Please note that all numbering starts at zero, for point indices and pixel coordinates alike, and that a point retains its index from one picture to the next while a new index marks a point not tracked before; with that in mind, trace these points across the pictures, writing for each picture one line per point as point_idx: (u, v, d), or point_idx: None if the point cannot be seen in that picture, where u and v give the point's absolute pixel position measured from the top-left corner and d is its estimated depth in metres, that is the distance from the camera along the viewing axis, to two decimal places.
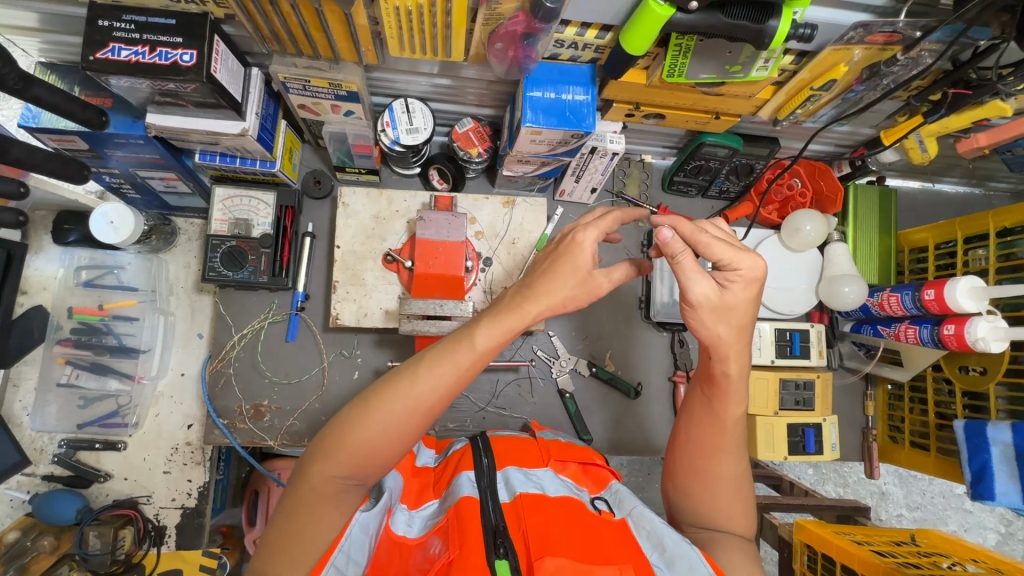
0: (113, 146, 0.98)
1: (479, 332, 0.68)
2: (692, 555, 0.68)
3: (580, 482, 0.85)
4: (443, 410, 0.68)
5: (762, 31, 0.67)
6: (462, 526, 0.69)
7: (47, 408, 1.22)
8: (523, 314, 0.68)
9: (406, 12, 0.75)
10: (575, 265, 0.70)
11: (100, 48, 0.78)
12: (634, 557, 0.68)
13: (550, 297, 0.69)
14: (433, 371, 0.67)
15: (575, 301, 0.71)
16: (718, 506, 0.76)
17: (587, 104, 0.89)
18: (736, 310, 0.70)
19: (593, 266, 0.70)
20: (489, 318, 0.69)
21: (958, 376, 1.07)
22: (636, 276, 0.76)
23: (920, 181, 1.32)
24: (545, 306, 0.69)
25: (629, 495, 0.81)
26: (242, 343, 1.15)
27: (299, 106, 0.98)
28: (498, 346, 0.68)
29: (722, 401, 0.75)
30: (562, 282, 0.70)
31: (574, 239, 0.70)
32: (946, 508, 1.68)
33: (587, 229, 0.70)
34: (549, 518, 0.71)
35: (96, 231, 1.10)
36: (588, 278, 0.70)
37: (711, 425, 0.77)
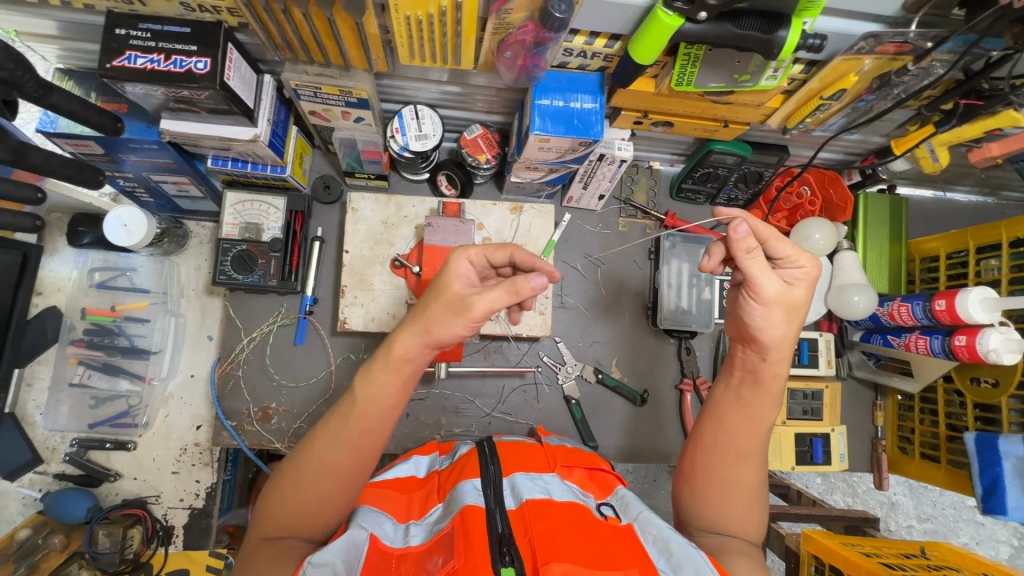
0: (128, 151, 1.00)
1: (364, 376, 0.71)
2: (699, 560, 0.67)
3: (586, 487, 0.84)
4: (358, 460, 0.72)
5: (770, 41, 0.67)
6: (467, 535, 0.69)
7: (59, 408, 1.24)
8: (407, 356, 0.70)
9: (417, 22, 0.75)
10: (445, 294, 0.69)
11: (116, 56, 0.79)
12: (640, 560, 0.68)
13: (418, 328, 0.68)
14: (340, 425, 0.71)
15: (445, 327, 0.67)
16: (731, 511, 0.76)
17: (595, 112, 0.89)
18: (797, 308, 0.73)
19: (465, 287, 0.69)
20: (369, 364, 0.71)
21: (969, 388, 1.06)
22: (528, 296, 0.66)
23: (931, 189, 1.31)
24: (421, 341, 0.69)
25: (635, 501, 0.81)
26: (250, 346, 1.16)
27: (310, 113, 0.99)
28: (392, 385, 0.70)
29: (756, 403, 0.77)
30: (439, 315, 0.68)
31: (445, 268, 0.70)
32: (957, 520, 1.66)
33: (463, 256, 0.71)
34: (555, 524, 0.71)
35: (109, 234, 1.11)
36: (462, 299, 0.67)
37: (741, 431, 0.77)
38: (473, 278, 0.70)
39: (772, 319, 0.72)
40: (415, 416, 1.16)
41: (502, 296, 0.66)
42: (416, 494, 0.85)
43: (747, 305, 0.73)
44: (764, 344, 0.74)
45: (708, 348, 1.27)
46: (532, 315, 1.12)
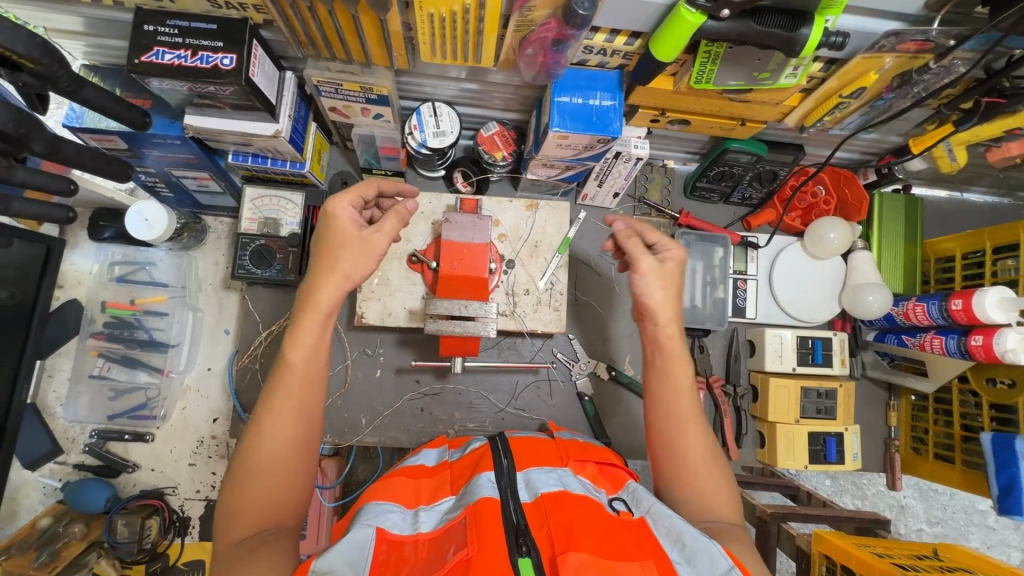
0: (151, 146, 1.01)
1: (287, 348, 0.76)
2: (713, 549, 0.68)
3: (598, 482, 0.85)
4: (308, 421, 0.75)
5: (792, 39, 0.68)
6: (481, 524, 0.69)
7: (79, 400, 1.26)
8: (317, 304, 0.77)
9: (440, 19, 0.76)
10: (341, 240, 0.79)
11: (145, 52, 0.81)
12: (655, 553, 0.68)
13: (331, 275, 0.77)
14: (278, 395, 0.74)
15: (360, 267, 0.79)
16: (703, 491, 0.80)
17: (614, 109, 0.90)
18: (670, 278, 0.87)
19: (358, 231, 0.80)
20: (289, 332, 0.76)
21: (985, 389, 1.06)
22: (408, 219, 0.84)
23: (947, 189, 1.31)
24: (334, 287, 0.78)
25: (647, 495, 0.81)
26: (267, 340, 1.17)
27: (330, 109, 1.01)
28: (312, 345, 0.77)
29: (672, 368, 0.87)
30: (351, 261, 0.79)
31: (327, 218, 0.80)
32: (968, 524, 1.65)
33: (342, 202, 0.80)
34: (571, 515, 0.72)
35: (131, 228, 1.13)
36: (364, 240, 0.79)
37: (672, 399, 0.85)
38: (362, 221, 0.82)
39: (658, 291, 0.87)
40: (429, 411, 1.17)
41: (395, 223, 0.82)
42: (426, 480, 0.87)
43: (636, 280, 0.88)
44: (658, 317, 0.88)
45: (721, 346, 1.27)
46: (546, 311, 1.13)
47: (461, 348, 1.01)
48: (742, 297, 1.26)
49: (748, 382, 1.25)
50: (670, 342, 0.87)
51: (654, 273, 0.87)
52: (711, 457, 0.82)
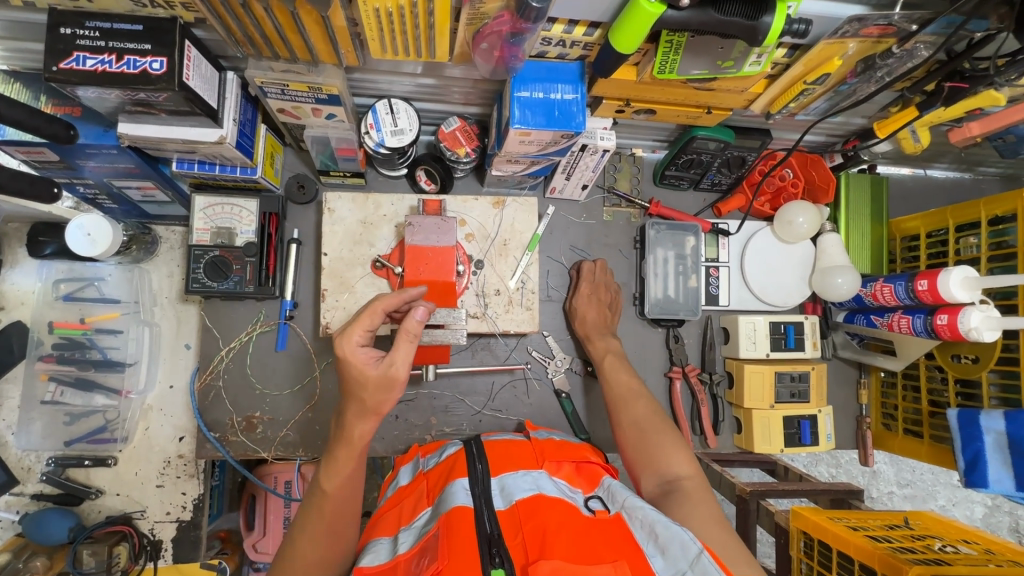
0: (86, 157, 0.94)
1: (323, 478, 0.80)
2: (683, 535, 0.67)
3: (574, 482, 0.83)
4: (337, 551, 0.79)
5: (754, 27, 0.65)
6: (452, 536, 0.67)
7: (32, 426, 1.19)
8: (348, 442, 0.80)
9: (386, 13, 0.71)
10: (359, 380, 0.76)
11: (63, 58, 0.74)
12: (628, 551, 0.66)
13: (359, 413, 0.78)
14: (307, 527, 0.79)
15: (389, 402, 0.78)
16: (656, 451, 0.87)
17: (577, 103, 0.86)
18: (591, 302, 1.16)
19: (374, 366, 0.76)
20: (327, 463, 0.81)
21: (951, 365, 1.08)
22: (418, 330, 0.76)
23: (910, 167, 1.31)
24: (366, 422, 0.79)
25: (623, 489, 0.80)
26: (230, 355, 1.12)
27: (279, 111, 0.95)
28: (343, 477, 0.80)
29: (600, 355, 1.10)
30: (374, 395, 0.77)
31: (346, 365, 0.76)
32: (935, 484, 1.70)
33: (349, 346, 0.76)
34: (546, 519, 0.69)
35: (73, 244, 1.06)
36: (385, 378, 0.75)
37: (611, 383, 1.04)
38: (377, 354, 0.77)
39: (583, 314, 1.15)
40: (404, 418, 1.15)
41: (409, 348, 0.77)
42: (406, 501, 0.84)
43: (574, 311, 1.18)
44: (580, 333, 1.15)
45: (696, 335, 1.27)
46: (519, 311, 1.11)
47: (433, 355, 0.98)
48: (715, 286, 1.25)
49: (724, 369, 1.25)
50: (593, 347, 1.12)
51: (582, 300, 1.16)
52: (653, 421, 0.93)
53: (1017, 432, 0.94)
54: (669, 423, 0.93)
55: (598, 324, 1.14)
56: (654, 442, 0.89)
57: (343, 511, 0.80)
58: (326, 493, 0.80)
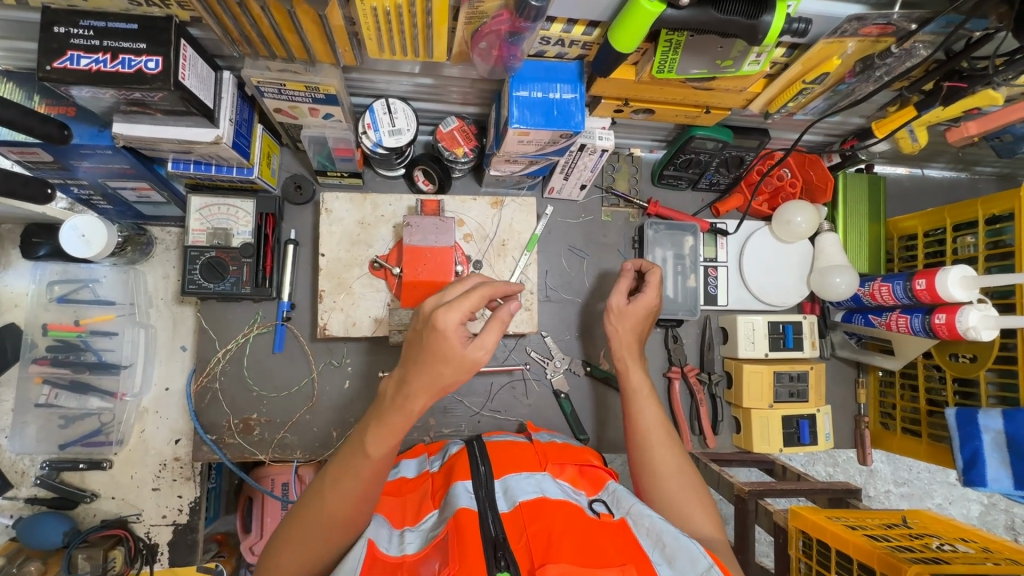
0: (80, 158, 0.93)
1: (369, 439, 0.71)
2: (691, 547, 0.66)
3: (577, 485, 0.83)
4: (361, 515, 0.73)
5: (754, 27, 0.65)
6: (461, 537, 0.67)
7: (26, 430, 1.18)
8: (405, 413, 0.69)
9: (384, 13, 0.71)
10: (446, 357, 0.67)
11: (57, 57, 0.73)
12: (634, 556, 0.66)
13: (428, 386, 0.68)
14: (338, 484, 0.72)
15: (459, 382, 0.70)
16: (685, 511, 0.82)
17: (575, 102, 0.86)
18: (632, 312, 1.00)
19: (467, 346, 0.67)
20: (378, 424, 0.70)
21: (948, 364, 1.09)
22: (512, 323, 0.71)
23: (908, 167, 1.32)
24: (429, 397, 0.69)
25: (627, 494, 0.78)
26: (226, 356, 1.11)
27: (275, 111, 0.94)
28: (391, 446, 0.71)
29: (630, 375, 0.96)
30: (452, 375, 0.68)
31: (435, 336, 0.66)
32: (932, 482, 1.71)
33: (447, 316, 0.66)
34: (551, 523, 0.69)
35: (67, 246, 1.05)
36: (474, 361, 0.68)
37: (639, 413, 0.92)
38: (468, 332, 0.69)
39: (624, 324, 0.99)
40: None
41: (497, 335, 0.70)
42: (410, 497, 0.84)
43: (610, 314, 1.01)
44: (619, 345, 0.98)
45: (694, 335, 1.27)
46: (518, 311, 1.10)
47: None
48: (713, 286, 1.25)
49: (723, 368, 1.25)
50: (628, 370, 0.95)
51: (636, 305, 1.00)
52: (683, 473, 0.86)
53: (1015, 431, 0.94)
54: (696, 475, 0.87)
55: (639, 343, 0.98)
56: (683, 500, 0.84)
57: (381, 477, 0.72)
58: (370, 458, 0.71)
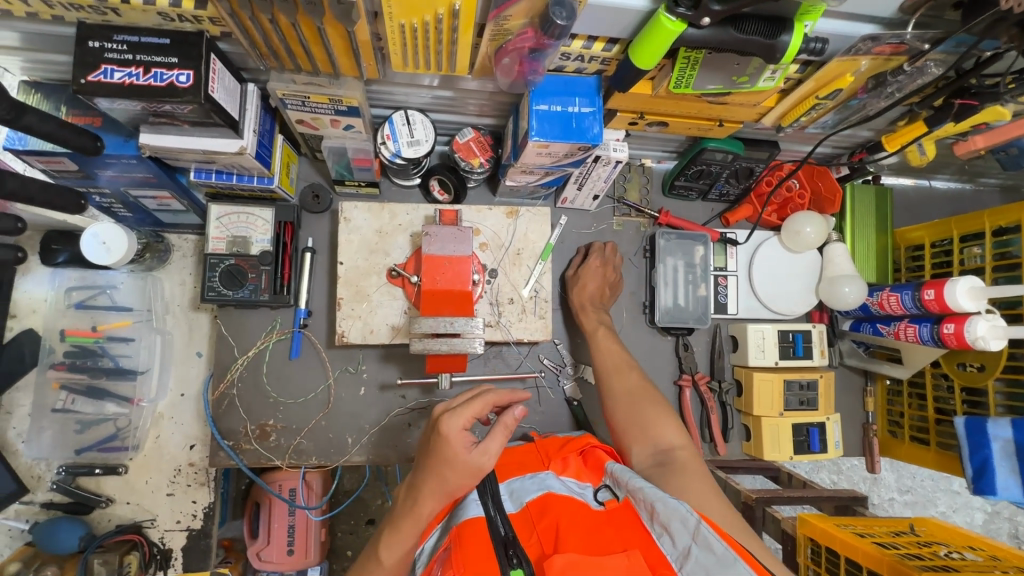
0: (105, 167, 0.95)
1: (382, 547, 0.76)
2: (682, 509, 0.66)
3: (581, 478, 0.83)
4: None
5: (773, 46, 0.67)
6: (466, 544, 0.66)
7: (43, 435, 1.18)
8: (415, 517, 0.74)
9: (412, 29, 0.73)
10: (447, 459, 0.71)
11: (91, 70, 0.75)
12: (637, 539, 0.67)
13: (435, 491, 0.72)
14: None
15: (466, 488, 0.73)
16: (648, 426, 0.94)
17: (593, 116, 0.88)
18: (586, 280, 1.17)
19: (469, 451, 0.72)
20: (390, 533, 0.76)
21: (956, 373, 1.10)
22: (517, 427, 0.74)
23: (913, 178, 1.34)
24: (437, 501, 0.73)
25: (626, 472, 0.79)
26: (244, 363, 1.12)
27: (297, 122, 0.96)
28: (404, 553, 0.75)
29: (587, 324, 1.14)
30: (457, 479, 0.72)
31: (439, 440, 0.72)
32: (936, 490, 1.72)
33: (452, 421, 0.73)
34: (557, 516, 0.71)
35: (88, 253, 1.07)
36: (475, 467, 0.71)
37: (602, 354, 1.09)
38: (473, 439, 0.74)
39: (580, 287, 1.17)
40: (417, 426, 1.15)
41: (501, 441, 0.73)
42: None
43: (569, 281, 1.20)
44: (574, 304, 1.17)
45: (704, 344, 1.28)
46: (532, 319, 1.12)
47: (449, 365, 0.99)
48: (723, 294, 1.27)
49: (733, 377, 1.27)
50: (585, 318, 1.15)
51: (589, 273, 1.17)
52: (641, 393, 1.00)
53: (1023, 438, 0.96)
54: (657, 397, 1.00)
55: (594, 300, 1.16)
56: (647, 416, 0.95)
57: None
58: (383, 566, 0.76)
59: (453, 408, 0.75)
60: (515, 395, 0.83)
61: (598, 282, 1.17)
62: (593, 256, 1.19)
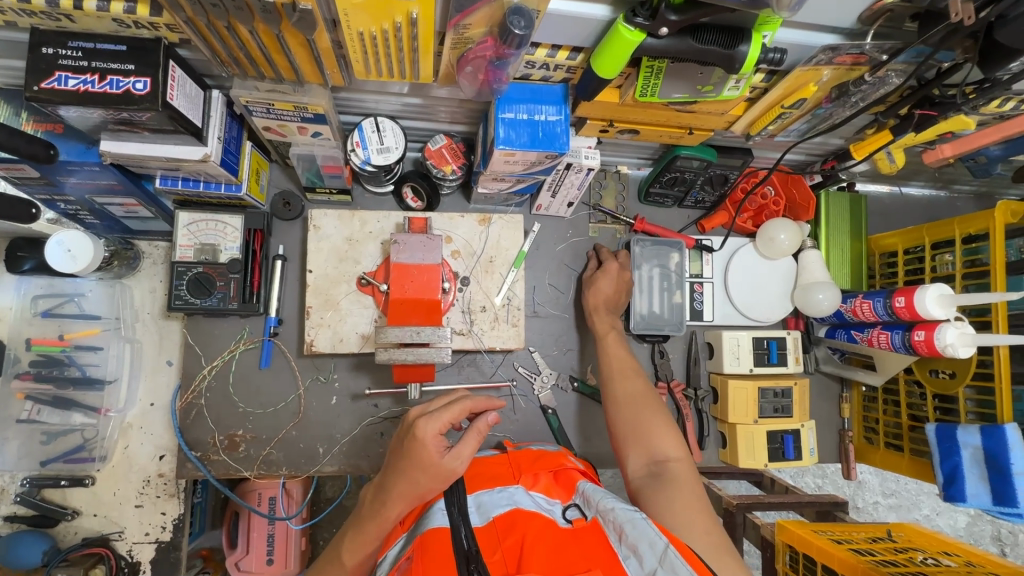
0: (67, 174, 0.93)
1: (344, 549, 0.77)
2: (650, 530, 0.65)
3: (551, 493, 0.81)
4: None
5: (732, 56, 0.67)
6: (429, 556, 0.65)
7: (7, 446, 1.16)
8: (381, 521, 0.74)
9: (372, 38, 0.72)
10: (421, 463, 0.71)
11: (45, 77, 0.73)
12: (603, 559, 0.65)
13: (405, 493, 0.72)
14: None
15: (435, 491, 0.74)
16: (647, 432, 0.91)
17: (560, 124, 0.87)
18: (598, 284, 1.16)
19: (443, 456, 0.72)
20: (353, 535, 0.77)
21: (929, 379, 1.10)
22: (489, 433, 0.76)
23: (888, 185, 1.35)
24: (405, 505, 0.73)
25: (598, 491, 0.78)
26: (212, 372, 1.11)
27: (264, 129, 0.95)
28: (365, 555, 0.76)
29: (597, 322, 1.14)
30: (427, 483, 0.72)
31: (414, 443, 0.72)
32: (919, 494, 1.72)
33: (428, 424, 0.73)
34: (523, 533, 0.69)
35: (53, 261, 1.05)
36: (446, 471, 0.71)
37: (611, 356, 1.07)
38: (446, 444, 0.74)
39: (593, 290, 1.16)
40: (390, 435, 1.13)
41: (474, 446, 0.75)
42: None
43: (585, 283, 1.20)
44: (588, 305, 1.17)
45: (680, 350, 1.28)
46: (505, 327, 1.11)
47: (417, 374, 0.98)
48: (699, 301, 1.26)
49: (709, 384, 1.26)
50: (596, 321, 1.14)
51: (602, 275, 1.17)
52: (644, 398, 0.97)
53: (992, 447, 0.96)
54: (659, 404, 0.97)
55: (610, 303, 1.15)
56: (646, 424, 0.92)
57: None
58: (346, 566, 0.77)
59: (430, 412, 0.75)
60: (490, 403, 0.84)
61: (614, 287, 1.16)
62: (606, 259, 1.19)
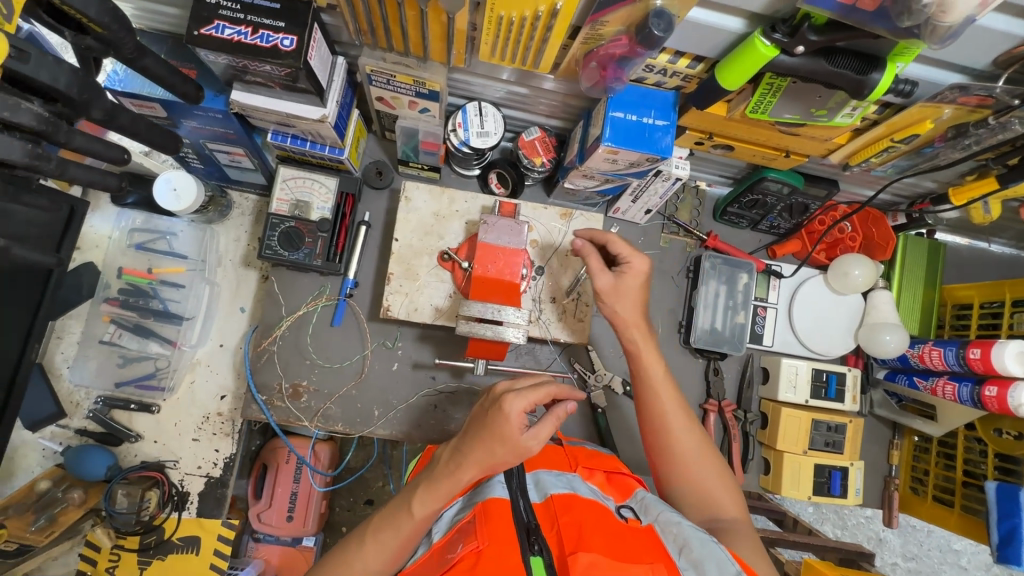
0: (191, 117, 1.00)
1: (416, 500, 0.77)
2: (719, 556, 0.66)
3: (605, 489, 0.83)
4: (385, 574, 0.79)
5: (863, 82, 0.69)
6: (493, 522, 0.69)
7: (87, 364, 1.24)
8: (455, 481, 0.76)
9: (510, 22, 0.76)
10: (501, 433, 0.74)
11: (205, 24, 0.79)
12: (663, 556, 0.67)
13: (481, 461, 0.75)
14: (377, 534, 0.77)
15: (505, 466, 0.76)
16: (708, 495, 0.87)
17: (664, 129, 0.90)
18: (627, 292, 0.97)
19: (522, 434, 0.74)
20: (422, 488, 0.78)
21: (992, 438, 1.09)
22: (565, 422, 0.78)
23: (968, 238, 1.33)
24: (479, 472, 0.75)
25: (656, 503, 0.79)
26: (288, 322, 1.16)
27: (377, 99, 1.00)
28: (436, 509, 0.77)
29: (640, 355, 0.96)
30: (502, 454, 0.74)
31: (499, 414, 0.75)
32: (942, 563, 1.67)
33: (514, 400, 0.75)
34: (582, 515, 0.70)
35: (160, 197, 1.12)
36: (519, 450, 0.74)
37: (654, 402, 0.93)
38: (525, 423, 0.76)
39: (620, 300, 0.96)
40: (442, 409, 1.16)
41: (551, 431, 0.76)
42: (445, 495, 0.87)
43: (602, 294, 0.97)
44: (624, 320, 0.96)
45: (734, 372, 1.27)
46: (571, 321, 1.13)
47: (489, 351, 1.02)
48: (760, 325, 1.26)
49: (759, 409, 1.25)
50: (635, 350, 0.96)
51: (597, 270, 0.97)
52: (702, 455, 0.90)
53: None
54: (716, 458, 0.91)
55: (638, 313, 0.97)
56: (702, 485, 0.87)
57: (414, 541, 0.78)
58: (415, 518, 0.77)
59: (517, 390, 0.78)
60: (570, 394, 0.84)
61: (636, 291, 0.97)
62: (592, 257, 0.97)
